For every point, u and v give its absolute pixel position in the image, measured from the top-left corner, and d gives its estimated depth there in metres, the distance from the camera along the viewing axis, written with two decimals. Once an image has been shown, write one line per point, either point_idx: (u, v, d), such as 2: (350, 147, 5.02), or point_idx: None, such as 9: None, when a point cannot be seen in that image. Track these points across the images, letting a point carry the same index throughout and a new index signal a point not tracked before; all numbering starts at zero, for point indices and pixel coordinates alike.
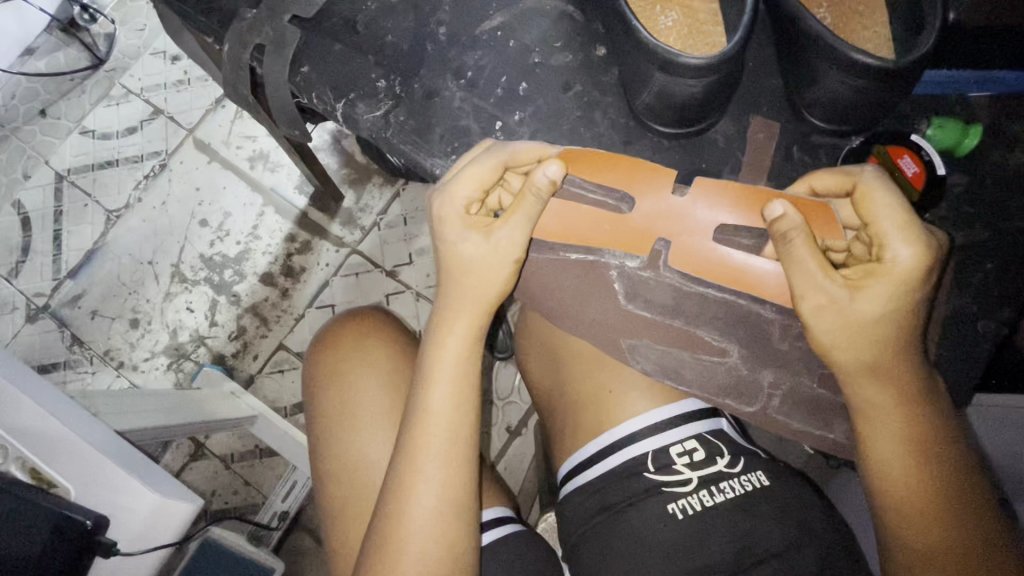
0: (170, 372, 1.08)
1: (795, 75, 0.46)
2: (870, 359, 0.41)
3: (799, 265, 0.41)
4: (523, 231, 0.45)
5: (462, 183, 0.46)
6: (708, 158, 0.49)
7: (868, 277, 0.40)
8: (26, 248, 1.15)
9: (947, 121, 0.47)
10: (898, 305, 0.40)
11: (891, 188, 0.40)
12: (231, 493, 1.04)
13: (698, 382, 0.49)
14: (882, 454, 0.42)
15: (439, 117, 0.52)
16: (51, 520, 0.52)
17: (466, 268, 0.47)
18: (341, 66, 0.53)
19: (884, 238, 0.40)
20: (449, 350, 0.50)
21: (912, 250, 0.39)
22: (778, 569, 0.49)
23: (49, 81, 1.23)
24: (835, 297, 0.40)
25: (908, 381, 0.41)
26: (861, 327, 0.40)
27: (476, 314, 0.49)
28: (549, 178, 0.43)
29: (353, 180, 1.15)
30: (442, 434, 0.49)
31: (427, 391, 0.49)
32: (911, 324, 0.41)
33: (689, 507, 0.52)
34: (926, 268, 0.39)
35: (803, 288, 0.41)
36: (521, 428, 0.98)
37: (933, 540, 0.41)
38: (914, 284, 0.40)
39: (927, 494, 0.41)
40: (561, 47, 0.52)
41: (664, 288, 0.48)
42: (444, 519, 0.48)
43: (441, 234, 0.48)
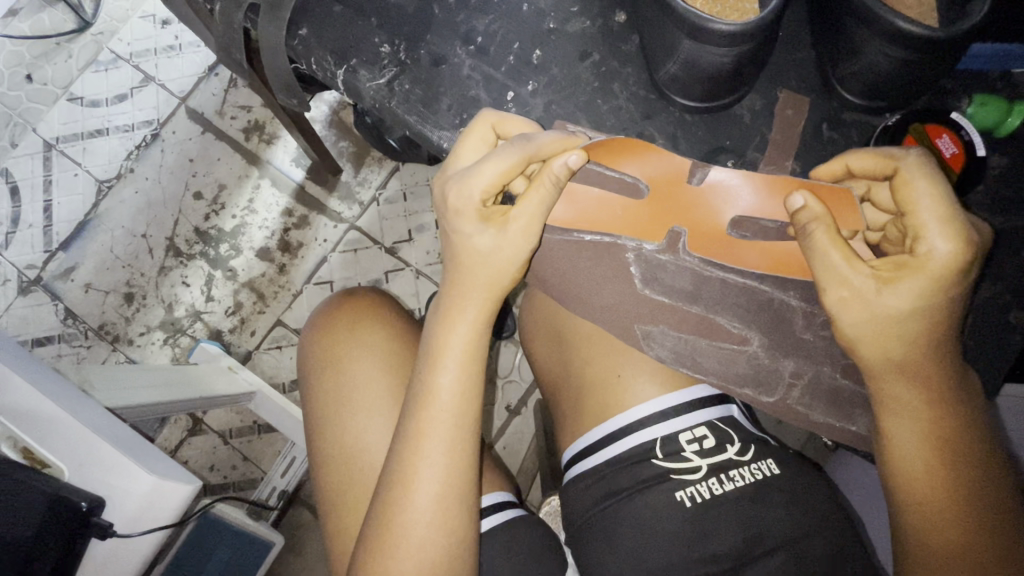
0: (167, 348, 1.07)
1: (831, 45, 0.43)
2: (896, 355, 0.39)
3: (821, 258, 0.39)
4: (537, 223, 0.43)
5: (481, 173, 0.42)
6: (732, 134, 0.46)
7: (899, 272, 0.38)
8: (15, 219, 1.11)
9: (991, 99, 0.44)
10: (930, 301, 0.38)
11: (936, 177, 0.37)
12: (230, 468, 1.04)
13: (715, 371, 0.46)
14: (905, 453, 0.41)
15: (447, 86, 0.49)
16: (45, 502, 0.51)
17: (478, 258, 0.45)
18: (342, 30, 0.49)
19: (921, 229, 0.37)
20: (455, 336, 0.47)
21: (948, 245, 0.37)
22: (787, 559, 0.48)
23: (34, 44, 1.17)
24: (861, 289, 0.39)
25: (937, 377, 0.40)
26: (887, 325, 0.39)
27: (486, 299, 0.46)
28: (567, 167, 0.41)
29: (352, 153, 1.12)
30: (446, 419, 0.47)
31: (432, 374, 0.47)
32: (945, 320, 0.38)
33: (698, 495, 0.51)
34: (963, 263, 0.37)
35: (826, 279, 0.40)
36: (521, 408, 0.97)
37: (948, 540, 0.40)
38: (948, 281, 0.37)
39: (946, 493, 0.40)
40: (578, 12, 0.49)
41: (684, 273, 0.45)
42: (445, 510, 0.47)
43: (452, 223, 0.45)
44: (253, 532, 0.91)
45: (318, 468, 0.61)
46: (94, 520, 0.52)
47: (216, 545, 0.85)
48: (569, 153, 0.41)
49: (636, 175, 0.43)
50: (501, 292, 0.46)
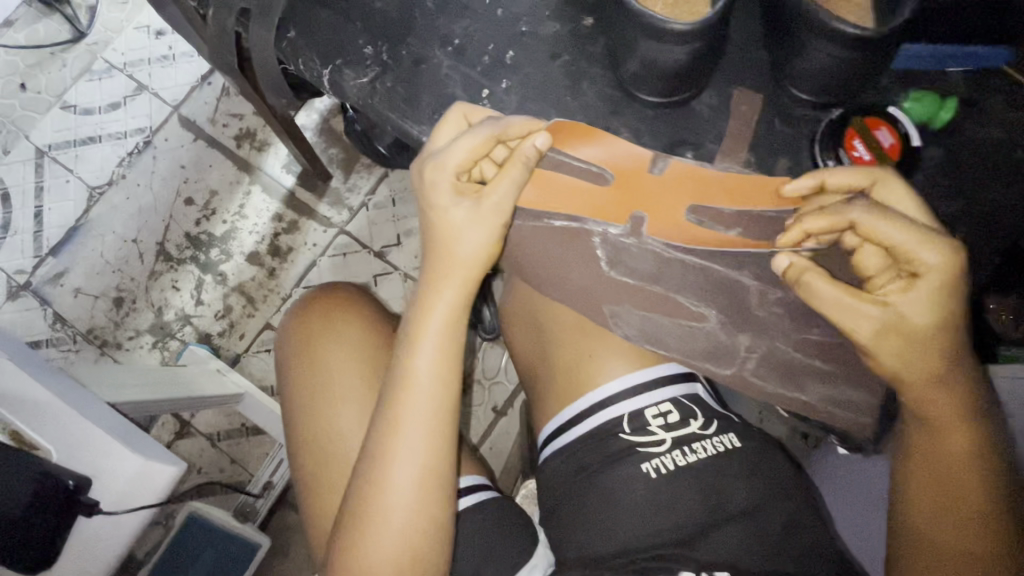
0: (155, 351, 1.08)
1: (780, 46, 0.47)
2: (910, 352, 0.43)
3: (835, 303, 0.43)
4: (509, 201, 0.46)
5: (456, 150, 0.45)
6: (691, 128, 0.49)
7: (910, 288, 0.42)
8: (6, 225, 1.13)
9: (924, 93, 0.47)
10: (941, 314, 0.42)
11: (892, 214, 0.42)
12: (217, 471, 1.07)
13: (677, 346, 0.49)
14: (937, 454, 0.45)
15: (427, 84, 0.52)
16: (31, 482, 0.51)
17: (455, 234, 0.47)
18: (328, 33, 0.53)
19: (914, 254, 0.41)
20: (434, 317, 0.49)
21: (940, 256, 0.41)
22: (744, 526, 0.51)
23: (29, 54, 1.20)
24: (883, 317, 0.42)
25: (938, 338, 0.42)
26: (894, 321, 0.42)
27: (462, 284, 0.49)
28: (537, 149, 0.44)
29: (342, 161, 1.15)
30: (425, 399, 0.49)
31: (411, 356, 0.49)
32: (956, 333, 0.43)
33: (662, 467, 0.53)
34: (959, 266, 0.41)
35: (853, 320, 0.43)
36: (508, 409, 1.00)
37: (955, 532, 0.45)
38: (948, 288, 0.42)
39: (947, 490, 0.45)
40: (548, 17, 0.52)
41: (646, 255, 0.49)
42: (424, 486, 0.49)
43: (431, 202, 0.47)
44: (239, 532, 0.93)
45: (300, 454, 0.63)
46: (81, 498, 0.53)
47: (201, 550, 0.89)
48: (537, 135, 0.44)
49: (604, 165, 0.46)
50: (476, 275, 0.49)
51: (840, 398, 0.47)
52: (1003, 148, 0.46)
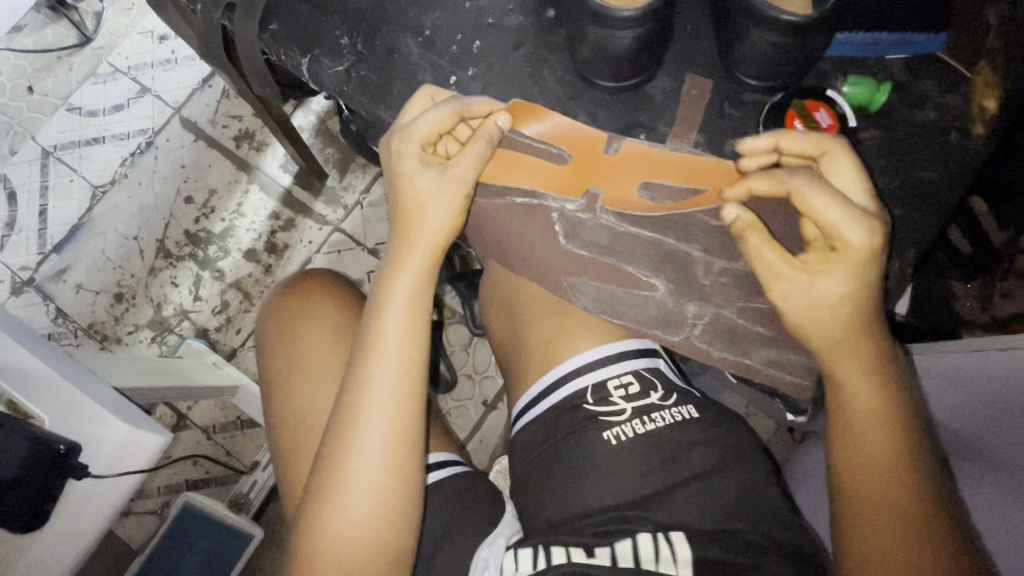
0: (154, 345, 1.13)
1: (725, 35, 0.50)
2: (833, 335, 0.46)
3: (761, 259, 0.46)
4: (473, 172, 0.49)
5: (420, 124, 0.48)
6: (645, 111, 0.53)
7: (829, 261, 0.45)
8: (11, 223, 1.17)
9: (862, 78, 0.51)
10: (857, 286, 0.45)
11: (826, 186, 0.44)
12: (212, 463, 1.15)
13: (631, 316, 0.52)
14: (858, 419, 0.47)
15: (398, 71, 0.55)
16: (24, 446, 0.54)
17: (422, 203, 0.50)
18: (307, 25, 0.56)
19: (838, 226, 0.44)
20: (402, 283, 0.52)
21: (864, 235, 0.43)
22: (699, 489, 0.53)
23: (37, 58, 1.25)
24: (796, 283, 0.45)
25: (857, 313, 0.45)
26: (818, 304, 0.45)
27: (428, 254, 0.52)
28: (499, 127, 0.48)
29: (337, 160, 1.19)
30: (393, 361, 0.52)
31: (381, 320, 0.52)
32: (870, 305, 0.45)
33: (622, 434, 0.56)
34: (879, 245, 0.44)
35: (771, 279, 0.46)
36: (496, 403, 1.10)
37: (885, 499, 0.46)
38: (863, 274, 0.44)
39: (872, 457, 0.47)
40: (513, 9, 0.55)
41: (600, 229, 0.52)
42: (394, 447, 0.51)
43: (400, 172, 0.50)
44: (231, 521, 1.01)
45: (280, 429, 0.66)
46: (71, 462, 0.56)
47: (196, 537, 0.99)
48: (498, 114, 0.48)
49: (563, 148, 0.49)
50: (440, 245, 0.52)
51: (782, 361, 0.50)
52: (930, 133, 0.50)
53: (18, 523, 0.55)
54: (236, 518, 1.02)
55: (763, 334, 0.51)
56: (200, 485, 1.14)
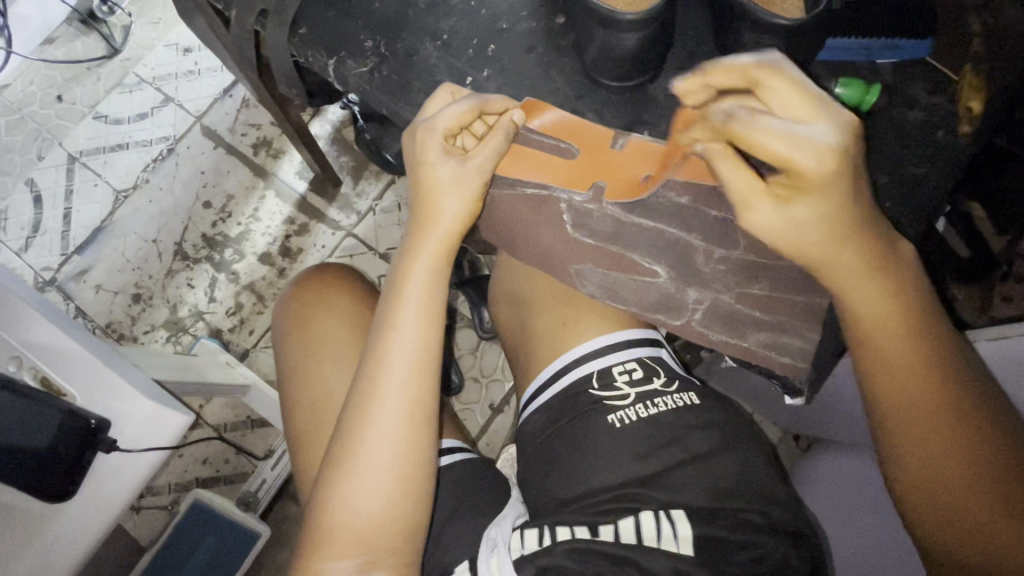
0: (170, 344, 1.17)
1: (724, 39, 0.53)
2: (821, 246, 0.46)
3: (733, 188, 0.47)
4: (490, 162, 0.53)
5: (442, 116, 0.51)
6: (649, 110, 0.56)
7: (793, 192, 0.45)
8: (37, 224, 1.22)
9: (853, 80, 0.53)
10: (829, 210, 0.45)
11: (767, 122, 0.42)
12: (222, 462, 1.17)
13: (635, 301, 0.55)
14: (871, 317, 0.49)
15: (417, 73, 0.59)
16: (58, 416, 0.58)
17: (443, 189, 0.53)
18: (334, 29, 0.60)
19: (791, 160, 0.42)
20: (421, 266, 0.55)
21: (818, 162, 0.42)
22: (698, 469, 0.55)
23: (67, 69, 1.31)
24: (767, 211, 0.46)
25: (837, 222, 0.45)
26: (791, 221, 0.45)
27: (444, 240, 0.55)
28: (513, 121, 0.52)
29: (352, 167, 1.23)
30: (411, 338, 0.54)
31: (400, 299, 0.55)
32: (849, 218, 0.45)
33: (626, 418, 0.58)
34: (838, 163, 0.42)
35: (744, 209, 0.47)
36: (503, 405, 1.12)
37: (906, 382, 0.49)
38: (831, 185, 0.43)
39: (890, 345, 0.49)
40: (526, 16, 0.59)
41: (606, 219, 0.55)
42: (410, 421, 0.53)
43: (422, 160, 0.53)
44: (239, 518, 1.03)
45: (295, 413, 0.68)
46: (101, 436, 0.59)
47: (205, 533, 1.01)
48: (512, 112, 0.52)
49: (570, 143, 0.54)
50: (456, 233, 0.55)
51: (777, 343, 0.54)
52: (916, 134, 0.54)
53: (48, 494, 0.58)
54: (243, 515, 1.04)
55: (759, 318, 0.54)
56: (211, 483, 1.16)
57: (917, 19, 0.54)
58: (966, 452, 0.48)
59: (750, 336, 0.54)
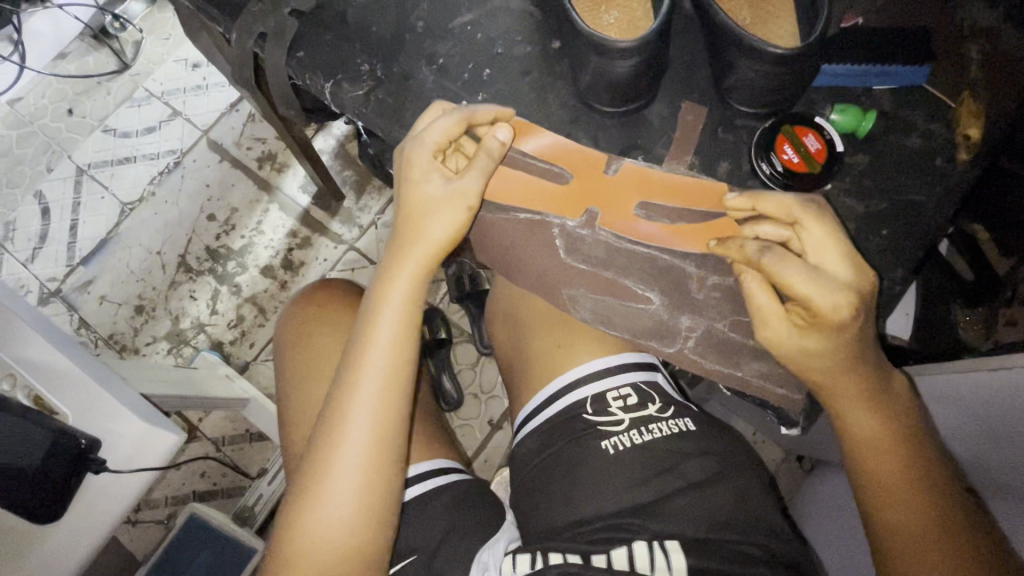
0: (170, 356, 1.17)
1: (718, 66, 0.53)
2: (826, 370, 0.49)
3: (754, 306, 0.50)
4: (473, 181, 0.52)
5: (431, 132, 0.52)
6: (644, 134, 0.56)
7: (811, 324, 0.48)
8: (43, 236, 1.24)
9: (848, 106, 0.54)
10: (839, 346, 0.48)
11: (797, 266, 0.47)
12: (219, 476, 1.17)
13: (627, 327, 0.54)
14: (862, 428, 0.50)
15: (414, 96, 0.59)
16: (48, 436, 0.58)
17: (425, 208, 0.53)
18: (332, 52, 0.61)
19: (813, 303, 0.46)
20: (398, 287, 0.55)
21: (836, 307, 0.46)
22: (694, 498, 0.54)
23: (77, 83, 1.33)
24: (782, 336, 0.49)
25: (845, 365, 0.48)
26: (804, 355, 0.49)
27: (425, 261, 0.54)
28: (499, 140, 0.52)
29: (354, 182, 1.24)
30: (383, 360, 0.54)
31: (375, 319, 0.54)
32: (854, 352, 0.48)
33: (619, 444, 0.57)
34: (852, 313, 0.46)
35: (762, 329, 0.50)
36: (502, 423, 1.11)
37: (903, 495, 0.49)
38: (840, 336, 0.47)
39: (883, 458, 0.50)
40: (522, 39, 0.59)
41: (600, 244, 0.55)
42: (378, 445, 0.52)
43: (407, 176, 0.54)
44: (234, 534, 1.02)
45: (289, 433, 0.68)
46: (91, 456, 0.59)
47: (201, 547, 1.01)
48: (499, 130, 0.53)
49: (563, 167, 0.54)
50: (438, 254, 0.54)
51: (773, 374, 0.53)
52: (916, 159, 0.53)
53: (28, 514, 0.57)
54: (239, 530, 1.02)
55: (754, 346, 0.54)
56: (208, 497, 1.16)
57: (913, 47, 0.54)
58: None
59: (747, 363, 0.54)
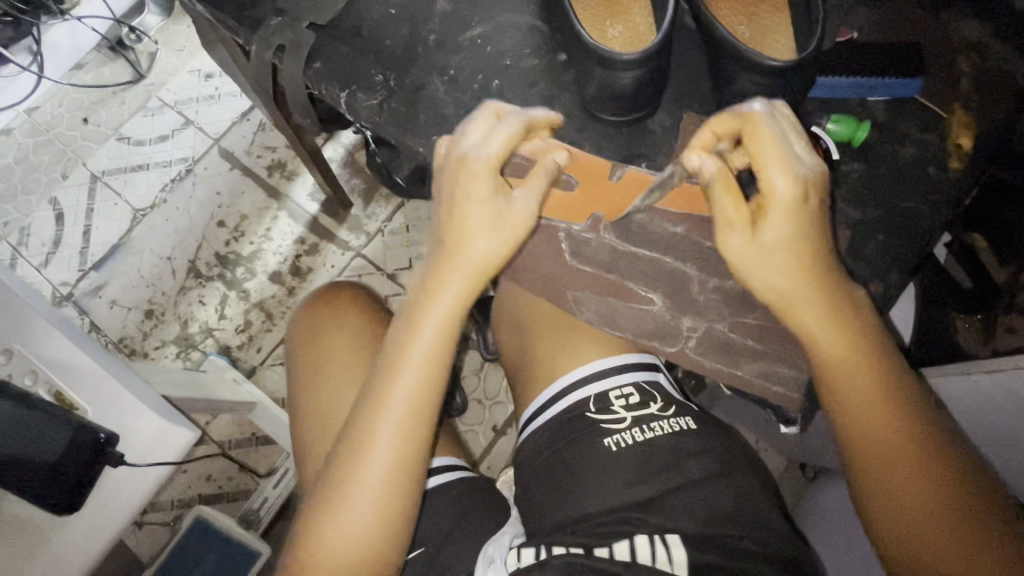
0: (179, 360, 1.19)
1: (718, 78, 0.55)
2: (789, 292, 0.48)
3: (715, 205, 0.48)
4: (530, 204, 0.50)
5: (489, 141, 0.49)
6: (646, 143, 0.58)
7: (764, 210, 0.47)
8: (57, 241, 1.26)
9: (844, 117, 0.55)
10: (796, 230, 0.46)
11: (769, 132, 0.46)
12: (225, 479, 1.18)
13: (631, 327, 0.57)
14: (843, 373, 0.49)
15: (425, 106, 0.62)
16: (69, 430, 0.60)
17: (473, 228, 0.50)
18: (347, 64, 0.63)
19: (767, 169, 0.46)
20: (438, 306, 0.52)
21: (788, 180, 0.45)
22: (695, 494, 0.55)
23: (94, 93, 1.37)
24: (738, 225, 0.47)
25: (809, 250, 0.47)
26: (771, 246, 0.47)
27: (467, 283, 0.51)
28: (557, 162, 0.50)
29: (362, 191, 1.27)
30: (412, 379, 0.52)
31: (409, 339, 0.52)
32: (816, 268, 0.47)
33: (622, 441, 0.58)
34: (801, 191, 0.46)
35: (722, 225, 0.48)
36: (506, 428, 1.12)
37: (886, 446, 0.48)
38: (802, 206, 0.46)
39: (863, 405, 0.48)
40: (529, 53, 0.62)
41: (602, 247, 0.57)
42: (400, 464, 0.52)
43: (460, 186, 0.49)
44: (240, 538, 1.03)
45: (299, 429, 0.70)
46: (110, 450, 0.61)
47: (206, 550, 1.02)
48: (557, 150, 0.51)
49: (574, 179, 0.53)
50: (481, 278, 0.51)
51: (771, 372, 0.55)
52: (909, 167, 0.55)
53: (49, 505, 0.60)
54: (243, 532, 1.03)
55: (752, 346, 0.56)
56: (214, 500, 1.17)
57: (906, 61, 0.56)
58: (969, 553, 0.45)
59: (745, 363, 0.56)
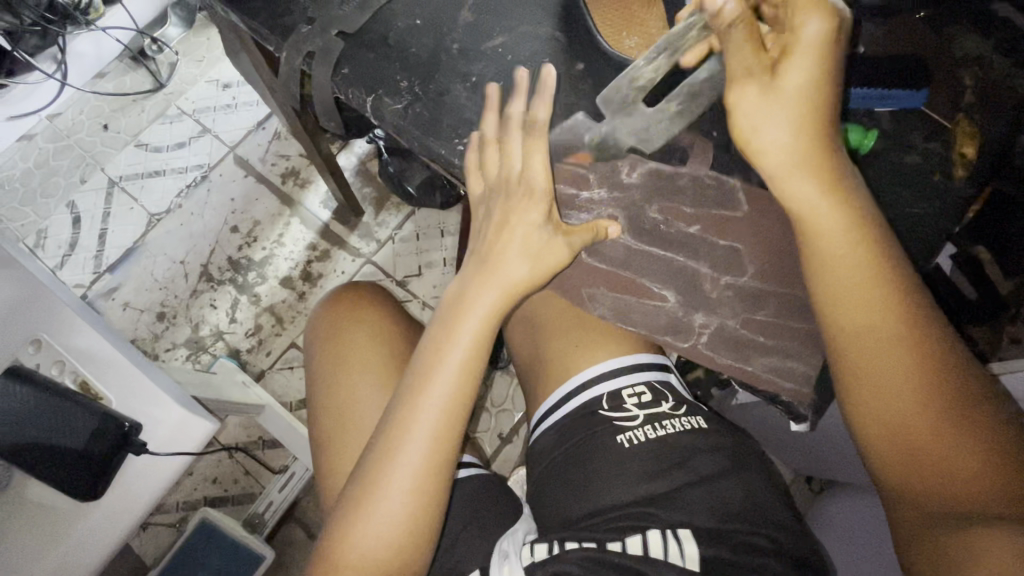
0: (189, 362, 1.21)
1: None
2: (791, 156, 0.50)
3: (738, 52, 0.49)
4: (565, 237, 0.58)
5: (536, 172, 0.58)
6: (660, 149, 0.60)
7: (786, 55, 0.49)
8: (73, 243, 1.29)
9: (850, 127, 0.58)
10: (813, 73, 0.48)
11: None
12: (231, 482, 1.19)
13: (643, 323, 0.59)
14: (840, 257, 0.50)
15: (447, 111, 0.64)
16: (96, 418, 0.62)
17: (510, 244, 0.59)
18: (373, 70, 0.66)
19: (798, 10, 0.47)
20: (476, 312, 0.58)
21: (818, 23, 0.47)
22: (708, 491, 0.56)
23: (115, 100, 1.41)
24: (760, 74, 0.49)
25: (816, 110, 0.49)
26: (787, 93, 0.49)
27: (502, 294, 0.58)
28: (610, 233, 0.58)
29: (374, 199, 1.29)
30: (449, 381, 0.56)
31: (449, 341, 0.57)
32: (822, 134, 0.50)
33: (634, 438, 0.60)
34: (830, 34, 0.48)
35: (738, 73, 0.49)
36: (512, 436, 1.13)
37: (880, 333, 0.48)
38: (828, 48, 0.48)
39: (856, 290, 0.49)
40: (548, 61, 0.64)
41: (619, 247, 0.59)
42: (433, 464, 0.54)
43: (510, 208, 0.59)
44: (246, 541, 1.03)
45: (317, 423, 0.72)
46: (133, 438, 0.62)
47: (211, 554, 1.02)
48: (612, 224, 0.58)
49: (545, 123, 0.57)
50: (515, 291, 0.58)
51: (782, 368, 0.57)
52: (913, 177, 0.57)
53: (68, 490, 0.60)
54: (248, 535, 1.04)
55: (762, 343, 0.57)
56: (219, 503, 1.17)
57: (909, 75, 0.59)
58: (965, 448, 0.45)
59: (756, 360, 0.57)
